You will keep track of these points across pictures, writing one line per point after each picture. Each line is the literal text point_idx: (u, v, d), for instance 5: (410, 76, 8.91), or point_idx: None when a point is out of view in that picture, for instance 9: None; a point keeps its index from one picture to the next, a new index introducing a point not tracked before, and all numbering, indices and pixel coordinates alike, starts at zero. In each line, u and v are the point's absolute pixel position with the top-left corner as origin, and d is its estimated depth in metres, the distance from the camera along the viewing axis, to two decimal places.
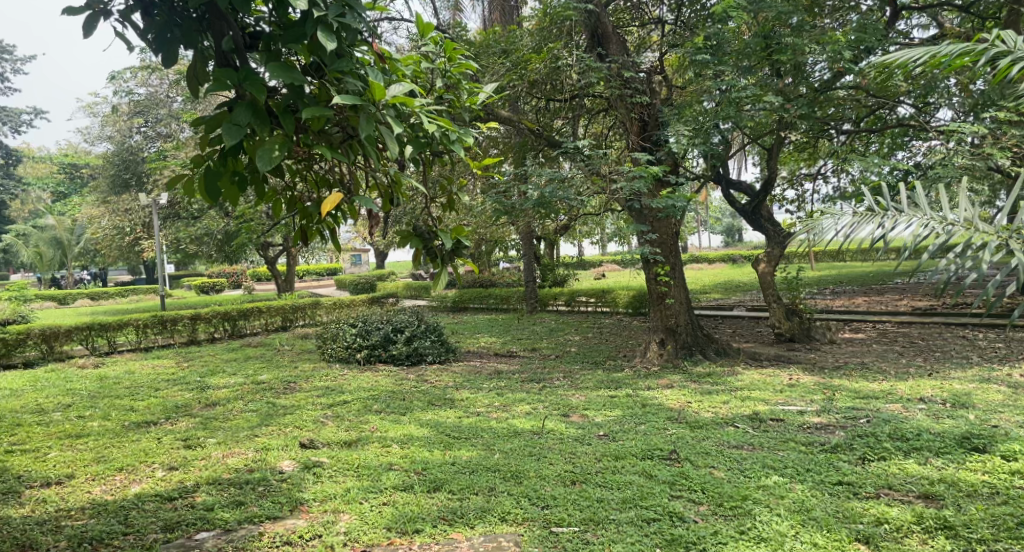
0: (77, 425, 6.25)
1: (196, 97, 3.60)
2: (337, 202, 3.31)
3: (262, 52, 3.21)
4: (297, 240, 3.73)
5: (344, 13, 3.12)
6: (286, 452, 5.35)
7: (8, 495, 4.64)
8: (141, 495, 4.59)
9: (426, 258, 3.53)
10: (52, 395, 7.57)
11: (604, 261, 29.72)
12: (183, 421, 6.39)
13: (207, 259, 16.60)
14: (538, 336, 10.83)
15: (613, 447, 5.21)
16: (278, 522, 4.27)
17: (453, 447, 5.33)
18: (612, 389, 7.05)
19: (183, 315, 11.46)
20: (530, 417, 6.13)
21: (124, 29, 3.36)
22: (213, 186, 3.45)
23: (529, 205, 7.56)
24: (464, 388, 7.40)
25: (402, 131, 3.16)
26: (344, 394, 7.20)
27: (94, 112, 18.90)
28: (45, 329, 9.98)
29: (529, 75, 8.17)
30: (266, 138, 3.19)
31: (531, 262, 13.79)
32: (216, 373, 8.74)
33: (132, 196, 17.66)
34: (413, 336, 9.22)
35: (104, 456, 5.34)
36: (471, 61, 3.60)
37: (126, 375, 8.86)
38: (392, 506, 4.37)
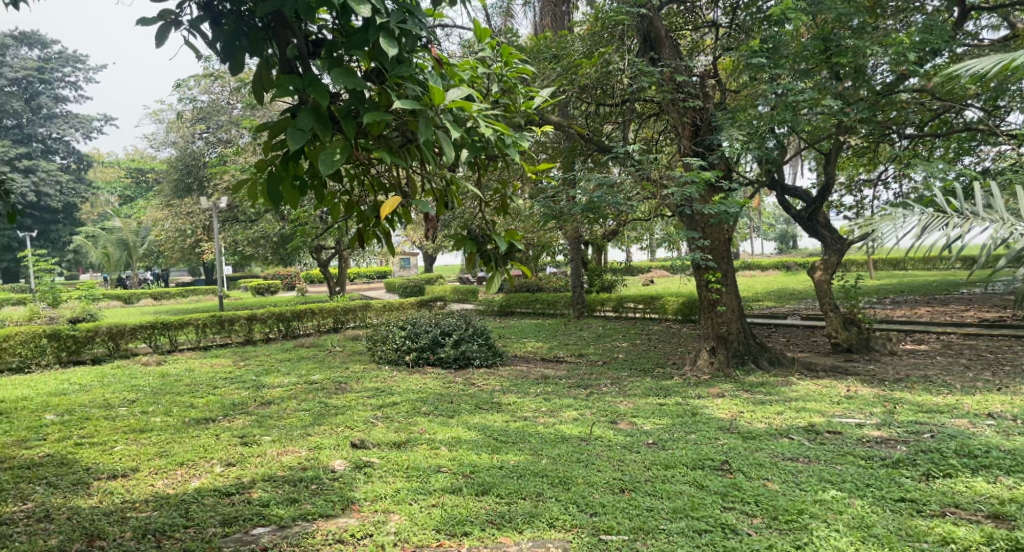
0: (141, 420, 6.47)
1: (259, 104, 3.71)
2: (394, 206, 3.36)
3: (325, 59, 3.29)
4: (354, 243, 3.79)
5: (405, 19, 3.16)
6: (337, 452, 5.45)
7: (77, 485, 4.82)
8: (201, 489, 4.73)
9: (480, 262, 3.56)
10: (118, 390, 7.86)
11: (652, 267, 29.53)
12: (239, 418, 6.56)
13: (262, 260, 17.01)
14: (586, 341, 10.80)
15: (662, 456, 5.16)
16: (330, 521, 4.34)
17: (501, 451, 5.36)
18: (661, 397, 6.99)
19: (239, 315, 11.78)
20: (577, 422, 6.12)
21: (194, 39, 3.50)
22: (275, 190, 3.56)
23: (578, 210, 7.57)
24: (511, 392, 7.42)
25: (461, 135, 3.19)
26: (394, 396, 7.29)
27: (159, 118, 19.57)
28: (112, 326, 10.37)
29: (580, 79, 8.21)
30: (328, 143, 3.26)
31: (579, 268, 13.76)
32: (271, 372, 8.96)
33: (193, 199, 18.21)
34: (461, 340, 9.27)
35: (166, 451, 5.52)
36: (527, 65, 3.61)
37: (186, 372, 9.13)
38: (441, 507, 4.42)
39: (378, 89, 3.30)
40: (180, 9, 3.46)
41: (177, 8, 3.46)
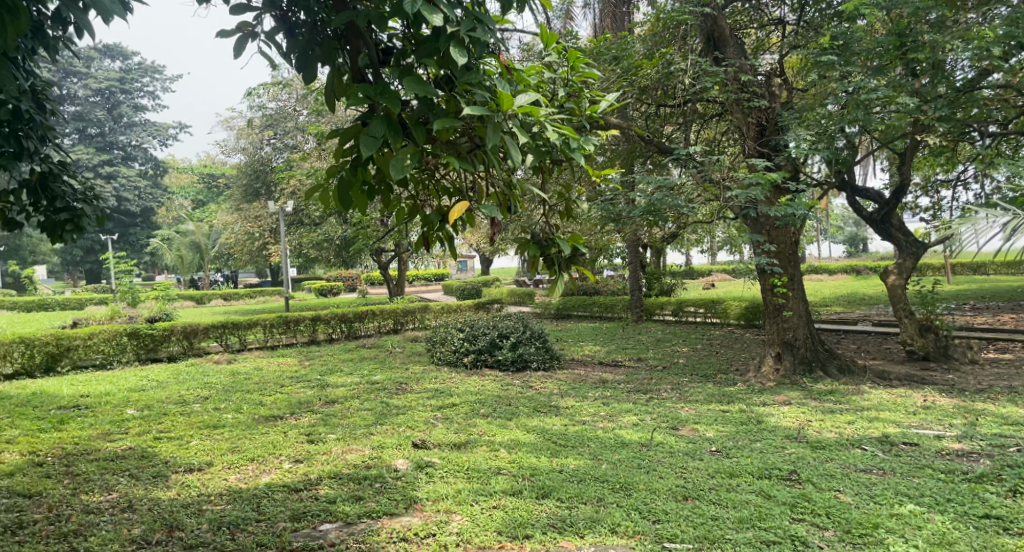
0: (214, 416, 6.71)
1: (331, 111, 3.81)
2: (462, 211, 3.41)
3: (396, 67, 3.36)
4: (419, 246, 3.86)
5: (475, 27, 3.19)
6: (400, 451, 5.55)
7: (157, 477, 5.02)
8: (272, 485, 4.88)
9: (543, 266, 3.56)
10: (193, 387, 8.17)
11: (714, 271, 29.01)
12: (305, 417, 6.73)
13: (326, 263, 17.41)
14: (644, 346, 10.71)
15: (727, 464, 5.10)
16: (394, 519, 4.43)
17: (561, 455, 5.37)
18: (724, 404, 6.89)
19: (305, 316, 12.11)
20: (637, 428, 6.09)
21: (269, 49, 3.63)
22: (346, 195, 3.66)
23: (638, 213, 7.52)
24: (569, 396, 7.42)
25: (528, 141, 3.20)
26: (453, 397, 7.38)
27: (230, 125, 20.23)
28: (186, 326, 10.78)
29: (640, 80, 8.17)
30: (399, 149, 3.32)
31: (637, 271, 13.65)
32: (335, 372, 9.16)
33: (261, 203, 18.78)
34: (519, 342, 9.31)
35: (237, 447, 5.71)
36: (594, 69, 3.58)
37: (255, 371, 9.43)
38: (502, 509, 4.46)
39: (447, 95, 3.34)
40: (257, 21, 3.59)
41: (254, 20, 3.59)
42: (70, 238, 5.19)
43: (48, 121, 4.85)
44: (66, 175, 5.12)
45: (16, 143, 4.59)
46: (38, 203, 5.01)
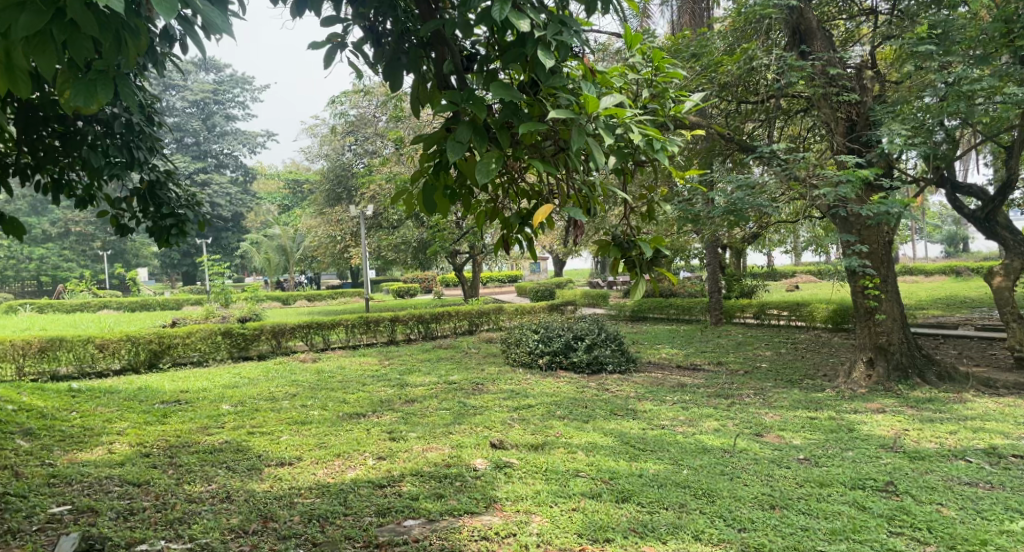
0: (302, 413, 6.95)
1: (416, 118, 3.92)
2: (545, 214, 3.37)
3: (481, 73, 3.42)
4: (499, 248, 3.92)
5: (561, 31, 3.22)
6: (478, 451, 5.63)
7: (251, 470, 5.24)
8: (358, 480, 5.03)
9: (624, 267, 3.52)
10: (280, 384, 8.49)
11: (799, 272, 28.19)
12: (387, 415, 6.90)
13: (403, 265, 17.79)
14: (725, 349, 10.52)
15: (816, 473, 4.97)
16: (475, 518, 4.49)
17: (639, 459, 5.35)
18: (811, 411, 6.71)
19: (384, 317, 12.42)
20: (719, 433, 6.00)
21: (357, 59, 3.76)
22: (430, 199, 3.75)
23: (718, 212, 7.40)
24: (647, 399, 7.35)
25: (614, 143, 3.15)
26: (529, 398, 7.45)
27: (314, 132, 20.89)
28: (274, 326, 11.20)
29: (721, 77, 8.05)
30: (485, 154, 3.35)
31: (716, 273, 13.39)
32: (414, 372, 9.35)
33: (343, 208, 19.33)
34: (594, 344, 9.29)
35: (324, 442, 5.91)
36: (680, 69, 3.49)
37: (339, 369, 9.72)
38: (582, 512, 4.47)
39: (531, 98, 3.36)
40: (346, 32, 3.72)
41: (343, 31, 3.72)
42: (176, 242, 5.49)
43: (155, 132, 5.20)
44: (170, 183, 5.48)
45: (129, 153, 4.91)
46: (147, 209, 5.34)
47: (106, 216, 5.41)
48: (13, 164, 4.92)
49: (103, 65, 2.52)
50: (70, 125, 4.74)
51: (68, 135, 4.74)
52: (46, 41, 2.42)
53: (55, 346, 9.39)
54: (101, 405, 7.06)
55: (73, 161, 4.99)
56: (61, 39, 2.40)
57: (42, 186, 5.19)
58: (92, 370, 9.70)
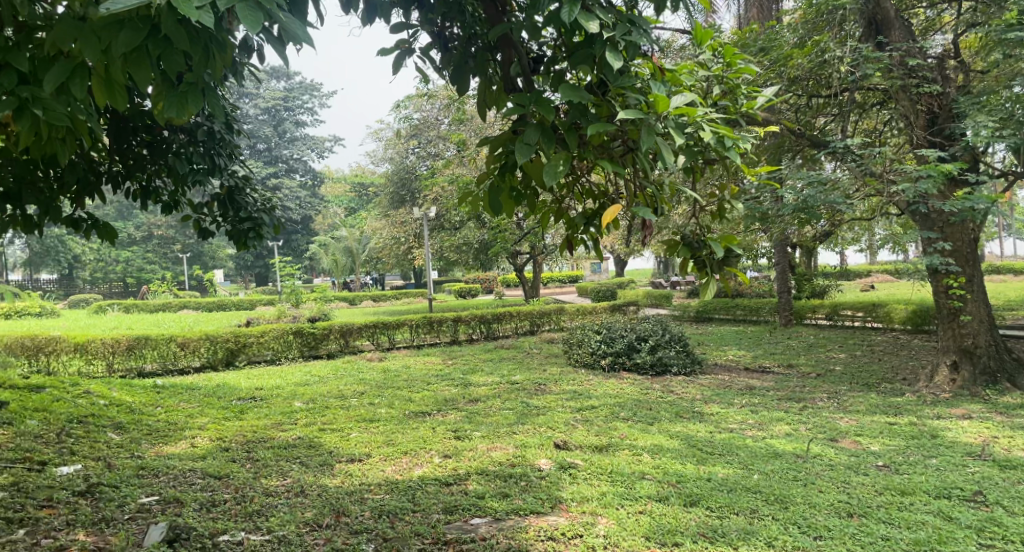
0: (370, 411, 7.09)
1: (482, 121, 3.96)
2: (614, 215, 3.32)
3: (548, 76, 3.44)
4: (563, 248, 3.93)
5: (630, 31, 3.20)
6: (542, 451, 5.65)
7: (323, 466, 5.39)
8: (425, 478, 5.11)
9: (694, 268, 3.46)
10: (349, 383, 8.68)
11: (874, 272, 27.27)
12: (452, 414, 6.98)
13: (465, 265, 17.96)
14: (796, 351, 10.27)
15: (896, 481, 4.82)
16: (541, 518, 4.50)
17: (707, 462, 5.28)
18: (889, 416, 6.50)
19: (447, 317, 12.58)
20: (791, 438, 5.87)
21: (424, 64, 3.83)
22: (495, 200, 3.78)
23: (788, 211, 7.25)
24: (714, 402, 7.25)
25: (686, 142, 3.10)
26: (593, 399, 7.43)
27: (379, 136, 21.25)
28: (343, 325, 11.46)
29: (790, 71, 7.88)
30: (553, 155, 3.35)
31: (785, 273, 13.10)
32: (477, 371, 9.43)
33: (407, 210, 19.63)
34: (658, 346, 9.21)
35: (392, 440, 6.03)
36: (751, 64, 3.44)
37: (405, 369, 9.89)
38: (648, 515, 4.44)
39: (599, 98, 3.35)
40: (413, 38, 3.79)
41: (410, 37, 3.80)
42: (253, 245, 5.71)
43: (234, 140, 5.45)
44: (248, 188, 5.71)
45: (210, 160, 5.15)
46: (227, 214, 5.58)
47: (189, 220, 5.65)
48: (106, 172, 5.14)
49: (192, 77, 2.63)
50: (157, 134, 4.97)
51: (155, 144, 4.96)
52: (143, 56, 2.53)
53: (140, 345, 9.82)
54: (183, 401, 7.37)
55: (160, 168, 5.22)
56: (155, 53, 2.50)
57: (131, 193, 5.43)
58: (173, 367, 10.12)
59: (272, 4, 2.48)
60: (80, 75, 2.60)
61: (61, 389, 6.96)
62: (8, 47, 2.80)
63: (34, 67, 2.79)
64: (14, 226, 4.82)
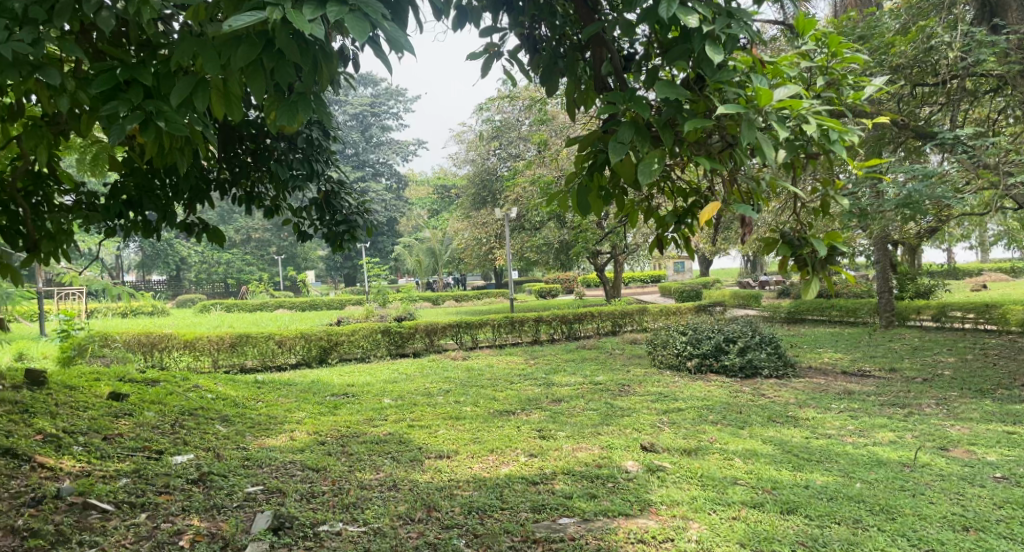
0: (455, 408, 7.20)
1: (572, 121, 3.96)
2: (713, 212, 3.21)
3: (644, 73, 3.39)
4: (653, 247, 3.89)
5: (730, 24, 3.12)
6: (629, 453, 5.59)
7: (413, 461, 5.49)
8: (512, 476, 5.14)
9: (795, 267, 3.35)
10: (434, 381, 8.82)
11: (981, 272, 25.77)
12: (536, 413, 7.00)
13: (545, 265, 17.99)
14: (897, 355, 9.80)
15: (1017, 494, 4.56)
16: (630, 520, 4.45)
17: (804, 469, 5.12)
18: (1004, 425, 6.14)
19: (529, 317, 12.63)
20: (896, 446, 5.62)
21: (512, 67, 3.85)
22: (584, 201, 3.76)
23: (891, 206, 6.94)
24: (810, 406, 7.01)
25: (789, 136, 2.99)
26: (680, 401, 7.31)
27: (462, 139, 21.50)
28: (428, 325, 11.64)
29: (892, 59, 7.53)
30: (647, 153, 3.28)
31: (887, 272, 12.55)
32: (559, 371, 9.43)
33: (489, 210, 19.81)
34: (747, 347, 8.97)
35: (479, 438, 6.09)
36: (859, 53, 3.29)
37: (488, 367, 9.97)
38: (743, 521, 4.33)
39: (695, 94, 3.28)
40: (502, 41, 3.82)
41: (499, 40, 3.83)
42: (348, 247, 5.88)
43: (331, 146, 5.67)
44: (343, 192, 5.90)
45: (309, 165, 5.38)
46: (324, 217, 5.78)
47: (289, 224, 5.88)
48: (214, 180, 5.42)
49: (303, 87, 2.73)
50: (261, 142, 5.26)
51: (259, 151, 5.26)
52: (259, 69, 2.65)
53: (242, 342, 10.27)
54: (282, 396, 7.65)
55: (263, 175, 5.48)
56: (270, 66, 2.61)
57: (237, 199, 5.69)
58: (272, 363, 10.55)
59: (378, 13, 2.54)
60: (201, 88, 2.75)
61: (172, 383, 7.35)
62: (134, 63, 2.97)
63: (158, 81, 2.95)
64: (134, 230, 5.06)
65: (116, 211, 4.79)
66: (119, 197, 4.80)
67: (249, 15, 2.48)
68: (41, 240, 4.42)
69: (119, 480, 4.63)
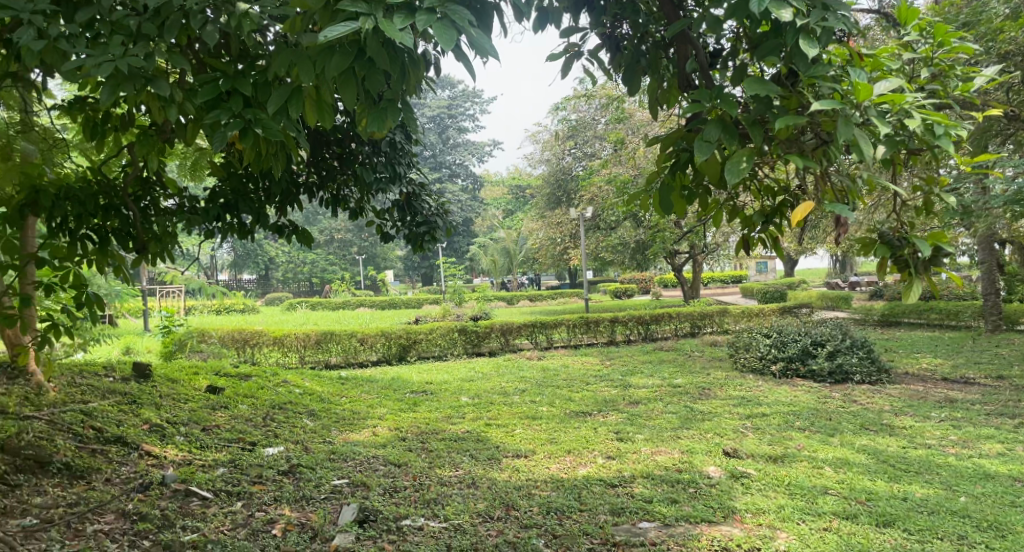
0: (531, 408, 7.21)
1: (655, 121, 3.90)
2: (805, 212, 3.08)
3: (733, 71, 3.30)
4: (739, 247, 3.79)
5: (825, 16, 3.00)
6: (711, 458, 5.47)
7: (491, 459, 5.52)
8: (590, 478, 5.10)
9: (894, 267, 3.21)
10: (510, 380, 8.85)
11: None
12: (613, 415, 6.94)
13: (621, 265, 17.83)
14: (1004, 362, 9.27)
15: None
16: (714, 527, 4.35)
17: (901, 481, 4.90)
18: None
19: (605, 317, 12.55)
20: (1004, 459, 5.31)
21: (592, 66, 3.82)
22: (667, 201, 3.67)
23: (1000, 203, 6.57)
24: (906, 415, 6.71)
25: (889, 132, 2.85)
26: (763, 406, 7.11)
27: (537, 138, 21.51)
28: (503, 324, 11.70)
29: (1002, 47, 7.13)
30: (735, 152, 3.15)
31: (993, 273, 11.88)
32: (636, 373, 9.32)
33: (563, 210, 19.78)
34: (837, 351, 8.64)
35: (555, 438, 6.07)
36: (968, 42, 3.12)
37: (563, 368, 9.94)
38: (835, 533, 4.18)
39: (787, 90, 3.18)
40: (582, 41, 3.79)
41: (580, 40, 3.80)
42: (428, 248, 5.97)
43: (413, 148, 5.77)
44: (425, 194, 5.99)
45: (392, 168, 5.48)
46: (405, 218, 5.89)
47: (372, 225, 6.01)
48: (303, 183, 5.59)
49: (391, 94, 2.78)
50: (347, 146, 5.41)
51: (345, 156, 5.40)
52: (350, 77, 2.71)
53: (327, 339, 10.56)
54: (364, 392, 7.82)
55: (349, 178, 5.62)
56: (361, 74, 2.67)
57: (324, 201, 5.86)
58: (354, 360, 10.80)
59: (465, 20, 2.56)
60: (296, 97, 2.83)
61: (263, 378, 7.62)
62: (234, 73, 3.09)
63: (256, 90, 3.07)
64: (230, 233, 5.28)
65: (215, 214, 5.02)
66: (217, 201, 5.05)
67: (342, 26, 2.53)
68: (150, 242, 4.62)
69: (217, 469, 4.83)
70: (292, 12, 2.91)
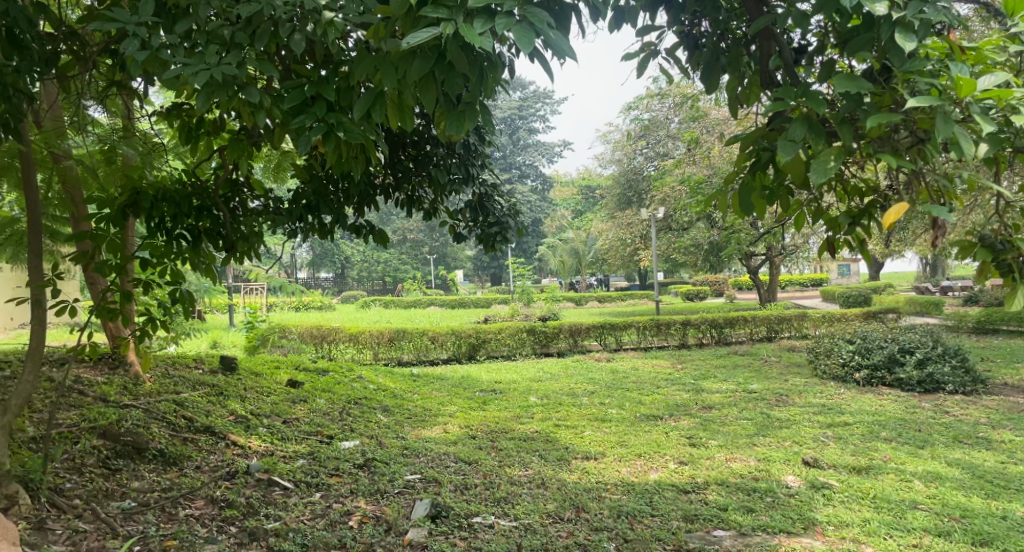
0: (602, 410, 7.14)
1: (735, 120, 3.79)
2: (898, 213, 2.90)
3: (821, 67, 3.17)
4: (823, 250, 3.65)
5: (924, 8, 2.85)
6: (789, 467, 5.31)
7: (561, 460, 5.49)
8: (661, 482, 5.02)
9: (995, 272, 3.03)
10: (580, 381, 8.80)
11: None
12: (685, 419, 6.81)
13: (694, 267, 17.50)
14: None
15: None
16: (793, 538, 4.21)
17: (1000, 498, 4.64)
18: None
19: (676, 319, 12.36)
20: None
21: (670, 64, 3.73)
22: (746, 202, 3.56)
23: None
24: (1003, 428, 6.36)
25: (993, 129, 2.68)
26: (845, 415, 6.85)
27: (608, 139, 21.36)
28: (572, 325, 11.65)
29: None
30: (821, 151, 3.03)
31: None
32: (709, 377, 9.12)
33: (634, 211, 19.56)
34: (927, 359, 8.26)
35: (626, 441, 5.99)
36: None
37: (632, 370, 9.83)
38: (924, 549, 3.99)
39: (880, 87, 3.04)
40: (660, 37, 3.71)
41: (657, 37, 3.72)
42: (500, 248, 5.98)
43: (486, 149, 5.79)
44: (496, 194, 6.01)
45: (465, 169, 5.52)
46: (477, 219, 5.91)
47: (445, 226, 6.06)
48: (379, 185, 5.68)
49: (470, 97, 2.78)
50: (422, 148, 5.47)
51: (420, 157, 5.46)
52: (430, 81, 2.73)
53: (400, 337, 10.72)
54: (436, 390, 7.90)
55: (423, 179, 5.68)
56: (440, 78, 2.68)
57: (399, 202, 5.94)
58: (425, 358, 10.93)
59: (544, 22, 2.53)
60: (379, 100, 2.87)
61: (340, 373, 7.79)
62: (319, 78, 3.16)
63: (340, 95, 3.13)
64: (312, 232, 5.42)
65: (297, 214, 5.15)
66: (299, 201, 5.18)
67: (424, 31, 2.54)
68: (237, 241, 4.80)
69: (297, 460, 4.95)
70: (374, 17, 2.94)
